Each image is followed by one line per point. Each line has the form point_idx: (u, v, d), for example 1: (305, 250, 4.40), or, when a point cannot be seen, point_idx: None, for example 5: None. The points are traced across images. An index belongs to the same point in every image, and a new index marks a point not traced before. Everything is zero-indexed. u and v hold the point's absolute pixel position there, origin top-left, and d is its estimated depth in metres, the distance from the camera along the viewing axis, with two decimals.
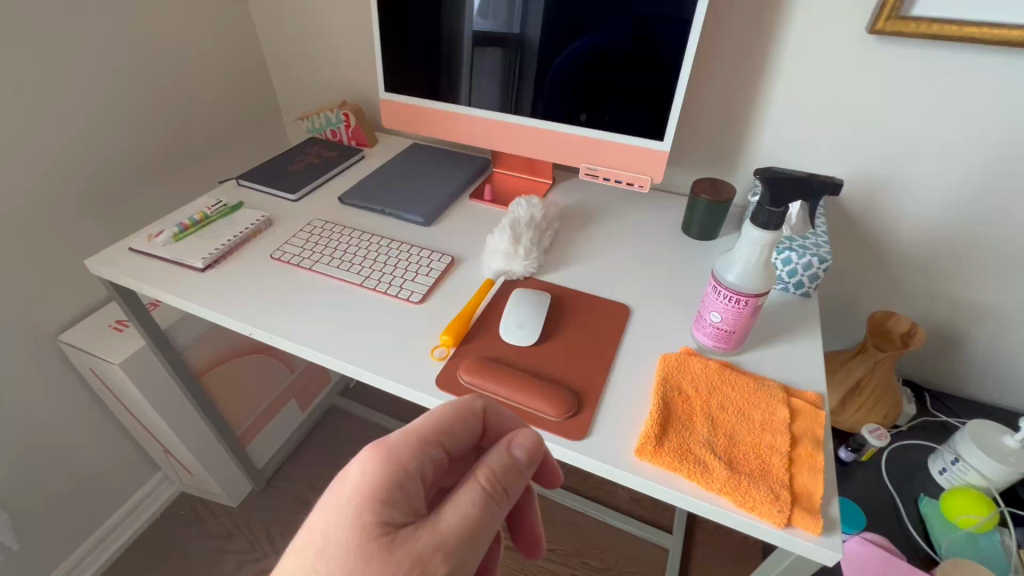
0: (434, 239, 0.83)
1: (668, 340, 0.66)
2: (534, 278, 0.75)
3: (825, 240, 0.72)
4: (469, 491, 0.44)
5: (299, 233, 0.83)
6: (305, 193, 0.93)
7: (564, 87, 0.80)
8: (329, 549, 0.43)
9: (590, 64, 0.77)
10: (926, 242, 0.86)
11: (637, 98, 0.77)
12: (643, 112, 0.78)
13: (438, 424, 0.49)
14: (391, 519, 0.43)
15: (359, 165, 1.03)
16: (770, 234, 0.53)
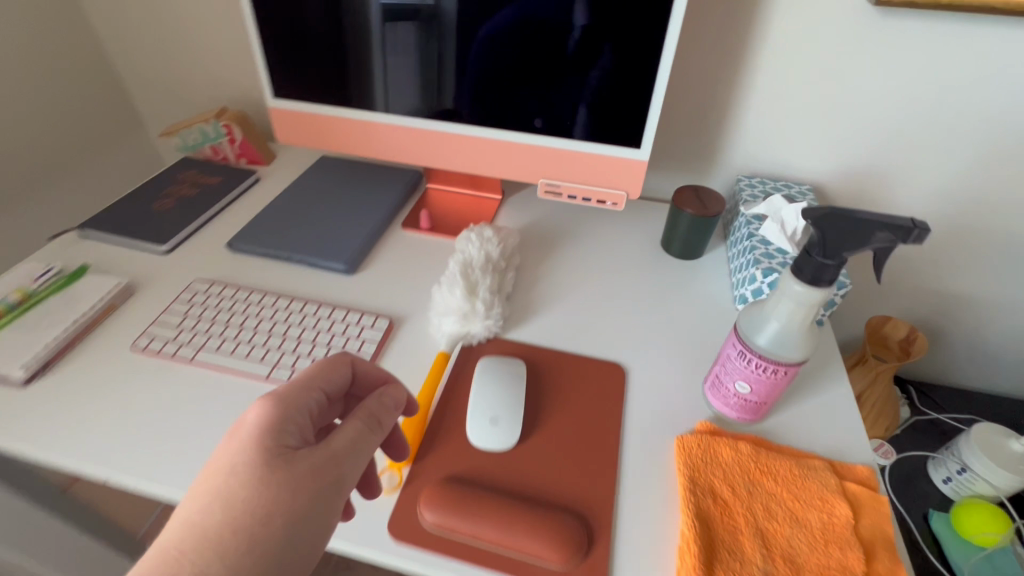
0: (362, 295, 0.64)
1: (677, 411, 0.52)
2: (499, 338, 0.59)
3: (837, 258, 0.60)
4: (356, 419, 0.41)
5: (172, 304, 0.61)
6: (179, 241, 0.70)
7: (514, 86, 0.63)
8: (223, 496, 0.35)
9: (544, 56, 0.60)
10: None
11: (606, 96, 0.61)
12: (614, 115, 0.62)
13: (318, 367, 0.42)
14: (278, 447, 0.37)
15: (253, 192, 0.80)
16: (818, 291, 0.40)
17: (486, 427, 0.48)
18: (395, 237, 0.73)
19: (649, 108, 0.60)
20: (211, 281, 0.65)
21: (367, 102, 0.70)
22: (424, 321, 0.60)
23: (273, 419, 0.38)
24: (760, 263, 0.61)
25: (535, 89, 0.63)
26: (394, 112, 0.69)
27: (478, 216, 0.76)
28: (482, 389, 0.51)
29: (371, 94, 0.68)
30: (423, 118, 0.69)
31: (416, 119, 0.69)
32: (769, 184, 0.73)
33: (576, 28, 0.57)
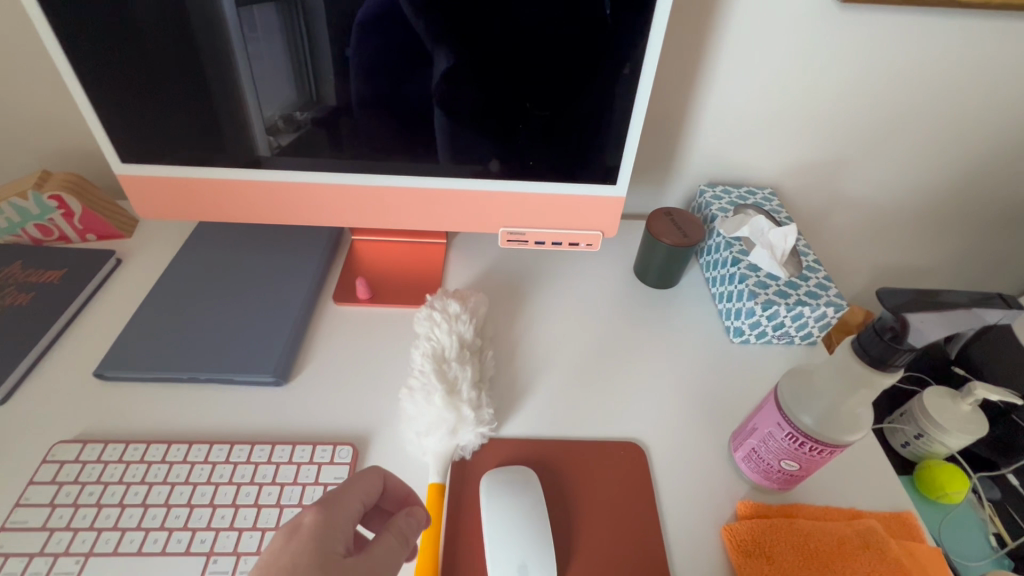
0: (306, 415, 0.50)
1: (713, 494, 0.47)
2: (493, 438, 0.49)
3: (826, 276, 0.57)
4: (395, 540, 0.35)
5: (28, 488, 0.43)
6: (15, 381, 0.50)
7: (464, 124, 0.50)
8: None
9: (498, 85, 0.48)
10: (868, 224, 0.79)
11: (575, 132, 0.51)
12: (585, 152, 0.53)
13: (366, 472, 0.37)
14: (326, 557, 0.32)
15: (116, 281, 0.60)
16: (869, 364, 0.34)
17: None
18: (329, 318, 0.59)
19: (627, 143, 0.51)
20: (82, 435, 0.47)
21: (274, 154, 0.53)
22: (397, 437, 0.48)
23: (323, 527, 0.33)
24: (756, 294, 0.56)
25: (491, 126, 0.51)
26: (267, 112, 0.50)
27: (424, 271, 0.64)
28: (496, 520, 0.42)
29: (237, 92, 0.49)
30: (348, 171, 0.54)
31: (296, 116, 0.51)
32: (732, 191, 0.69)
33: (542, 51, 0.46)
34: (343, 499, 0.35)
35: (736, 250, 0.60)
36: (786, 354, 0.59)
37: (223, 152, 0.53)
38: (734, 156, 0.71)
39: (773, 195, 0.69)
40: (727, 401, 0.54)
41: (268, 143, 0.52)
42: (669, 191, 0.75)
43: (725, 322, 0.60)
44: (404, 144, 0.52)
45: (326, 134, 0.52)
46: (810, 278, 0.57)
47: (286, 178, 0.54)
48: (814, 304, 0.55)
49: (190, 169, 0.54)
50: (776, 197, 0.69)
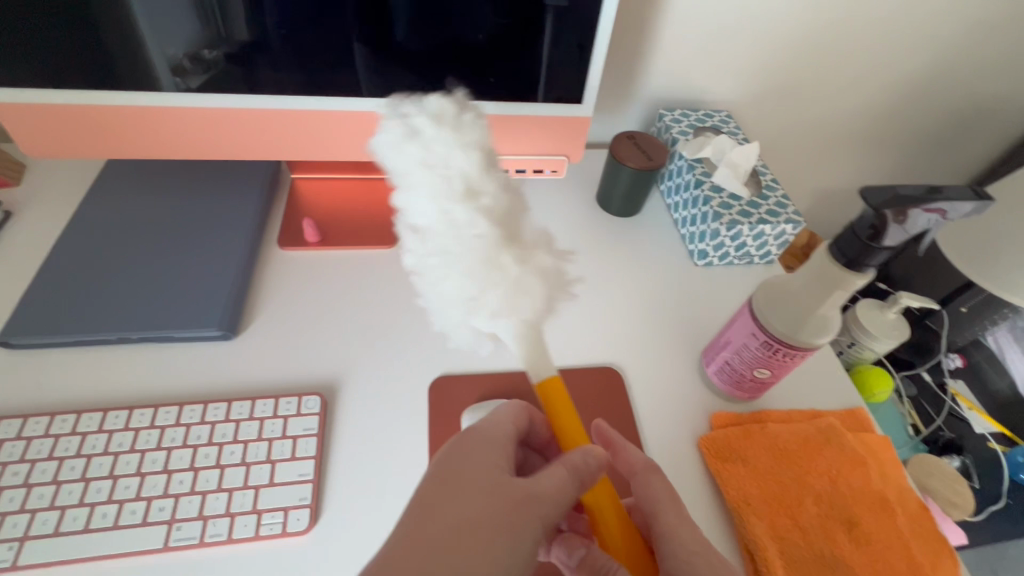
0: (265, 369, 0.46)
1: (689, 409, 0.48)
2: (471, 375, 0.47)
3: (783, 194, 0.58)
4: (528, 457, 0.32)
5: None
6: None
7: (394, 55, 0.45)
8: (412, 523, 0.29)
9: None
10: (813, 146, 0.81)
11: (540, 44, 0.46)
12: (551, 69, 0.48)
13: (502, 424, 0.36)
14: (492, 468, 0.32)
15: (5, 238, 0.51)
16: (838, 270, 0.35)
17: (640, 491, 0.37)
18: (274, 265, 0.53)
19: (594, 56, 0.48)
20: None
21: (177, 101, 0.46)
22: (368, 382, 0.46)
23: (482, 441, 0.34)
24: (720, 215, 0.56)
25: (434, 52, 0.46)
26: (169, 50, 0.43)
27: (376, 210, 0.59)
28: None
29: (126, 20, 0.41)
30: (256, 110, 0.47)
31: (204, 54, 0.44)
32: (690, 114, 0.68)
33: None
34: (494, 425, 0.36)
35: (699, 172, 0.59)
36: (744, 273, 0.60)
37: (114, 88, 0.45)
38: (691, 78, 0.69)
39: (729, 117, 0.69)
40: (694, 321, 0.55)
41: (170, 76, 0.45)
42: (626, 116, 0.72)
43: (688, 245, 0.61)
44: (325, 79, 0.47)
45: (243, 73, 0.45)
46: (770, 198, 0.58)
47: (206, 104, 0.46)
48: (774, 222, 0.56)
49: (75, 103, 0.45)
50: (732, 119, 0.68)
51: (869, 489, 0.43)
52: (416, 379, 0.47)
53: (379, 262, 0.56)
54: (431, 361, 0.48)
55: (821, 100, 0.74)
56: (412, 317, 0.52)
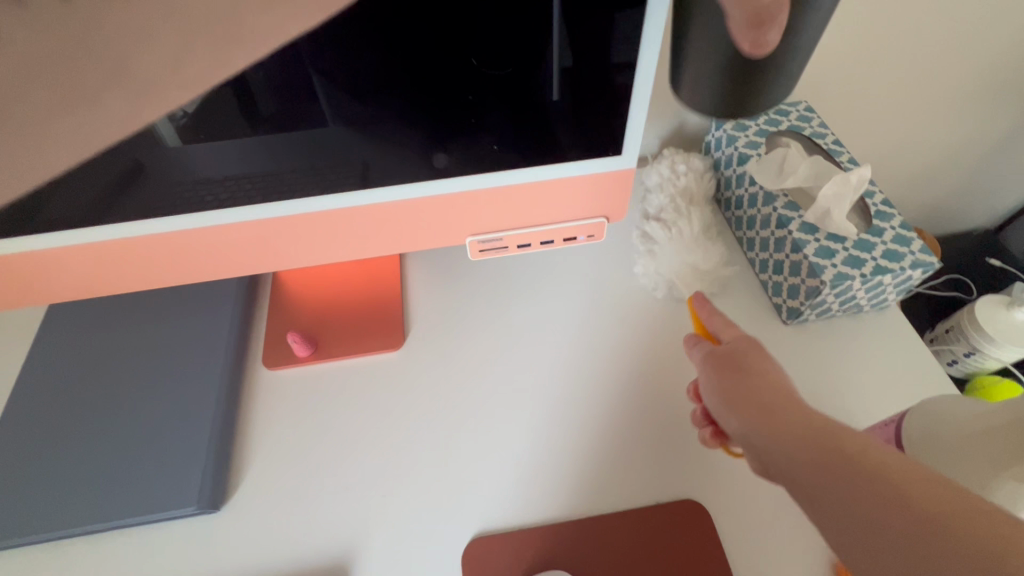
0: (259, 544, 0.37)
1: (801, 546, 0.37)
2: (518, 530, 0.37)
3: (902, 222, 0.43)
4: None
5: None
6: None
7: (462, 106, 0.34)
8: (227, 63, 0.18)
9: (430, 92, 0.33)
10: (912, 124, 0.64)
11: (540, 129, 0.36)
12: (549, 152, 0.37)
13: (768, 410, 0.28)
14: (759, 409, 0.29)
15: None
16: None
17: (723, 325, 0.37)
18: (261, 392, 0.44)
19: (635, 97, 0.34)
20: None
21: (206, 168, 0.35)
22: (391, 554, 0.37)
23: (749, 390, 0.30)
24: (820, 268, 0.41)
25: (497, 103, 0.34)
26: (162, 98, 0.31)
27: (377, 298, 0.48)
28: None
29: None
30: (308, 160, 0.36)
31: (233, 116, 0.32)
32: (759, 115, 0.52)
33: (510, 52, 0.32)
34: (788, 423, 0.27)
35: (782, 205, 0.45)
36: (849, 328, 0.47)
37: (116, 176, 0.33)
38: None
39: (810, 110, 0.53)
40: None
41: (173, 127, 0.31)
42: (672, 124, 0.57)
43: (772, 297, 0.47)
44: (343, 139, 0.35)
45: (241, 112, 0.32)
46: (884, 231, 0.43)
47: (123, 238, 0.36)
48: (898, 268, 0.41)
49: (88, 220, 0.35)
50: (815, 112, 0.53)
51: None
52: (448, 539, 0.37)
53: (387, 369, 0.45)
54: (463, 512, 0.38)
55: (921, 70, 0.57)
56: (436, 442, 0.41)
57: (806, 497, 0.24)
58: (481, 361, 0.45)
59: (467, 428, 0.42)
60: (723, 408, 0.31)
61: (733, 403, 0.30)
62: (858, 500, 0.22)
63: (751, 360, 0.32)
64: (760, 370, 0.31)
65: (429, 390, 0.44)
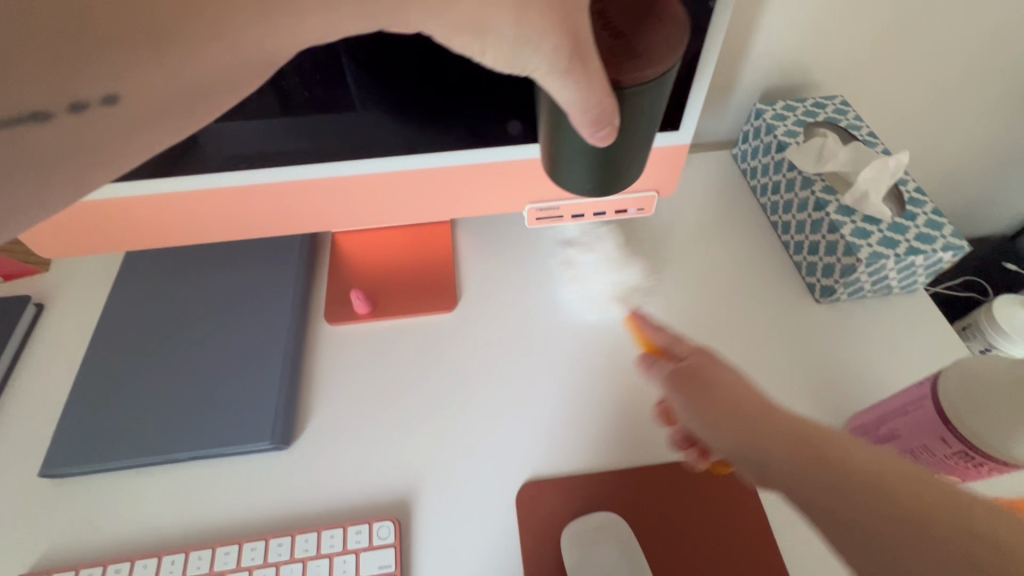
0: (326, 479, 0.40)
1: None
2: (567, 475, 0.40)
3: (934, 209, 0.46)
4: (573, 82, 0.21)
5: None
6: None
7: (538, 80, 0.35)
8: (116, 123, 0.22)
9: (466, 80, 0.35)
10: (942, 125, 0.66)
11: None
12: None
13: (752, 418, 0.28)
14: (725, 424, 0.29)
15: (48, 322, 0.47)
16: None
17: (673, 339, 0.38)
18: (325, 343, 0.47)
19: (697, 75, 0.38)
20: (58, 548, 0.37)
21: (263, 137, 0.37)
22: (448, 492, 0.40)
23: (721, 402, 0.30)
24: (856, 247, 0.44)
25: None
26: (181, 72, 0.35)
27: (432, 263, 0.51)
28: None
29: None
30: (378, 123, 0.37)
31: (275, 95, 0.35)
32: (798, 106, 0.55)
33: None
34: (778, 424, 0.27)
35: (821, 189, 0.47)
36: (880, 308, 0.49)
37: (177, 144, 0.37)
38: (793, 58, 0.56)
39: (847, 104, 0.55)
40: (826, 382, 0.45)
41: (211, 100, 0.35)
42: (713, 112, 0.60)
43: (806, 277, 0.50)
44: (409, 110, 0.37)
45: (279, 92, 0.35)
46: (917, 215, 0.46)
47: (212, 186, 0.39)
48: (929, 250, 0.44)
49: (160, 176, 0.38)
50: (852, 107, 0.55)
51: None
52: (501, 482, 0.40)
53: (441, 328, 0.48)
54: (515, 461, 0.41)
55: (954, 72, 0.60)
56: (488, 395, 0.44)
57: (809, 505, 0.25)
58: (529, 324, 0.48)
59: (516, 386, 0.45)
60: (705, 427, 0.30)
61: (711, 419, 0.30)
62: (854, 509, 0.23)
63: (708, 370, 0.32)
64: (718, 375, 0.31)
65: (479, 349, 0.47)
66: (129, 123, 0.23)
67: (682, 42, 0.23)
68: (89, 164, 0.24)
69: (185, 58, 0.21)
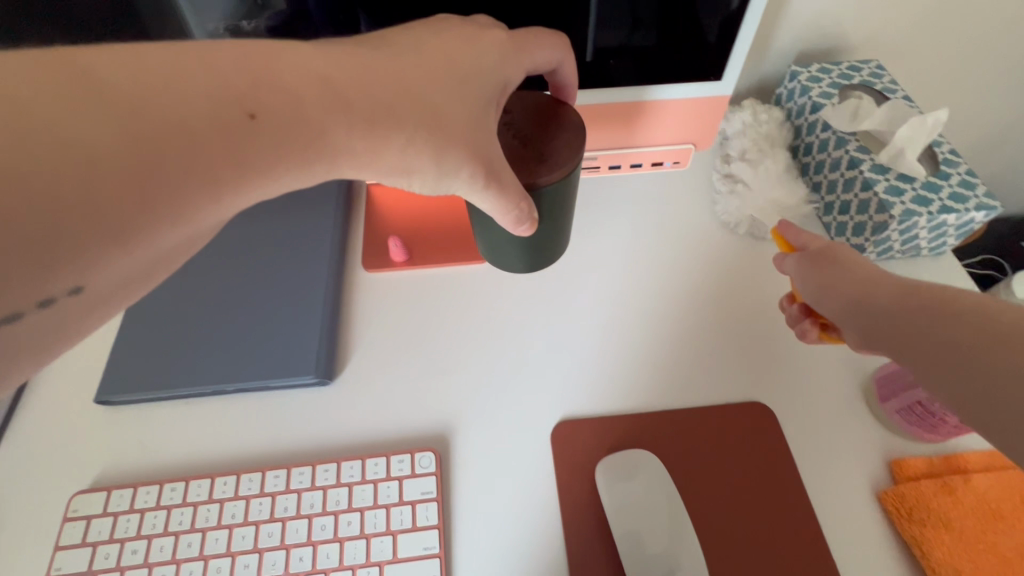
0: (368, 412, 0.42)
1: (858, 448, 0.40)
2: (601, 418, 0.41)
3: (968, 170, 0.46)
4: (505, 177, 0.31)
5: (68, 541, 0.36)
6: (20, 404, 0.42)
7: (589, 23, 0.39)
8: (111, 279, 0.23)
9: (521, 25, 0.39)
10: (977, 95, 0.66)
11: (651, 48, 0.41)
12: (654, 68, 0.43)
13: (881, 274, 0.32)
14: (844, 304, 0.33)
15: None
16: None
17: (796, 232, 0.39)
18: (362, 288, 0.48)
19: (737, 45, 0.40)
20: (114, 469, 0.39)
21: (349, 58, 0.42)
22: (484, 428, 0.41)
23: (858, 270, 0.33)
24: (889, 205, 0.44)
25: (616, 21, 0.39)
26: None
27: (468, 214, 0.52)
28: (630, 513, 0.36)
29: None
30: None
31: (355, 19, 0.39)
32: (833, 69, 0.55)
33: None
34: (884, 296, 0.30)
35: (855, 148, 0.48)
36: (909, 269, 0.50)
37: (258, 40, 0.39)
38: (831, 20, 0.56)
39: (884, 68, 0.55)
40: None
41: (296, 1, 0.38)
42: (747, 76, 0.60)
43: (835, 237, 0.51)
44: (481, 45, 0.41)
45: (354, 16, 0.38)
46: (951, 176, 0.46)
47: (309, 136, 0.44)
48: (962, 209, 0.44)
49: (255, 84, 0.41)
50: (887, 71, 0.55)
51: None
52: (536, 421, 0.41)
53: (476, 277, 0.49)
54: (549, 403, 0.42)
55: (993, 40, 0.59)
56: (522, 341, 0.45)
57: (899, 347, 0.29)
58: (561, 275, 0.49)
59: (550, 334, 0.46)
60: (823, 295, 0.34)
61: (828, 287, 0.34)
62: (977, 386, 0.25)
63: (845, 258, 0.34)
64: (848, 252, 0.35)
65: (512, 294, 0.48)
66: (100, 297, 0.24)
67: (576, 147, 0.35)
68: (60, 332, 0.24)
69: (153, 234, 0.23)
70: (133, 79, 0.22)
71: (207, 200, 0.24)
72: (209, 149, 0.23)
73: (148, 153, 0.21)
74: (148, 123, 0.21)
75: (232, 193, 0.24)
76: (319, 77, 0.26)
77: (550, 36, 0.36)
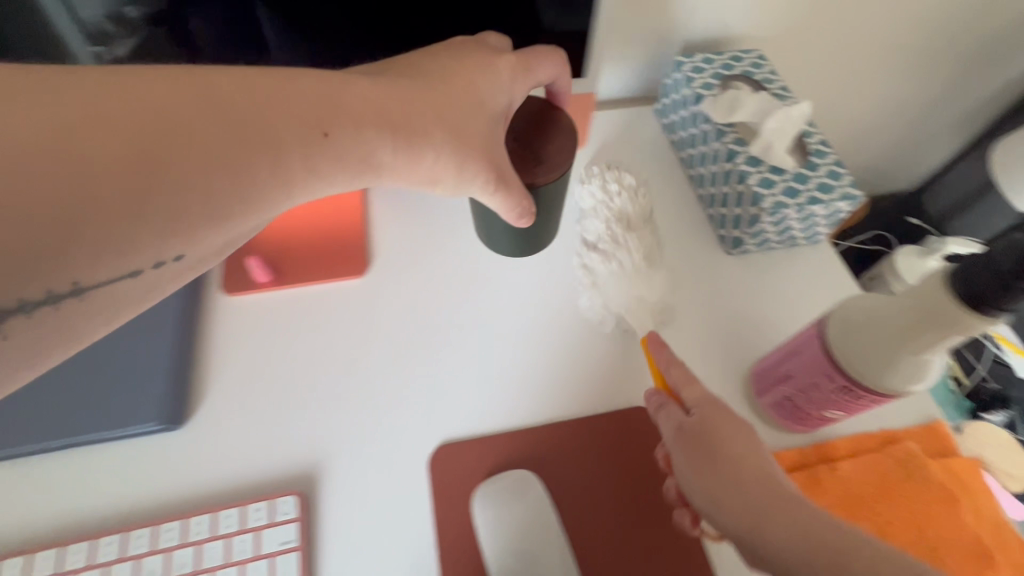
0: (227, 456, 0.38)
1: None
2: (482, 437, 0.39)
3: (835, 160, 0.47)
4: (508, 181, 0.34)
5: None
6: None
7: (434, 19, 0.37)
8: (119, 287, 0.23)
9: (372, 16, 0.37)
10: (855, 80, 0.68)
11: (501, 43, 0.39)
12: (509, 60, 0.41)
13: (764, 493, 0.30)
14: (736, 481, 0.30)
15: None
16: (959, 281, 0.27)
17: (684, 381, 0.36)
18: (222, 315, 0.44)
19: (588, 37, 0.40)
20: None
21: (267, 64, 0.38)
22: (357, 461, 0.38)
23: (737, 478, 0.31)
24: (761, 197, 0.45)
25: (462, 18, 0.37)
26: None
27: (342, 227, 0.48)
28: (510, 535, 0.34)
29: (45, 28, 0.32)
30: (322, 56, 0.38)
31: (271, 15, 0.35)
32: (714, 59, 0.54)
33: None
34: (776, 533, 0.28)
35: (730, 140, 0.48)
36: (787, 258, 0.51)
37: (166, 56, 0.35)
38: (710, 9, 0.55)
39: (761, 58, 0.55)
40: (736, 332, 0.46)
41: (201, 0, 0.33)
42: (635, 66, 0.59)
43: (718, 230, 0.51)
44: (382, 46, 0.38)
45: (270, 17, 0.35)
46: (820, 166, 0.47)
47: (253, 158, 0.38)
48: (827, 200, 0.45)
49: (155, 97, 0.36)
50: (765, 61, 0.55)
51: (962, 533, 0.36)
52: (413, 448, 0.39)
53: (352, 295, 0.46)
54: (427, 427, 0.40)
55: (863, 26, 0.60)
56: (400, 362, 0.43)
57: None
58: (443, 287, 0.46)
59: (433, 353, 0.43)
60: (711, 499, 0.31)
61: (717, 496, 0.31)
62: None
63: (719, 441, 0.32)
64: (732, 449, 0.32)
65: (391, 311, 0.45)
66: (109, 305, 0.24)
67: (572, 148, 0.38)
68: (61, 339, 0.23)
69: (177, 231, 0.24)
70: (143, 105, 0.22)
71: (238, 200, 0.25)
72: (219, 151, 0.24)
73: (140, 167, 0.22)
74: (160, 131, 0.22)
75: (257, 198, 0.26)
76: (202, 98, 0.24)
77: (554, 54, 0.38)
